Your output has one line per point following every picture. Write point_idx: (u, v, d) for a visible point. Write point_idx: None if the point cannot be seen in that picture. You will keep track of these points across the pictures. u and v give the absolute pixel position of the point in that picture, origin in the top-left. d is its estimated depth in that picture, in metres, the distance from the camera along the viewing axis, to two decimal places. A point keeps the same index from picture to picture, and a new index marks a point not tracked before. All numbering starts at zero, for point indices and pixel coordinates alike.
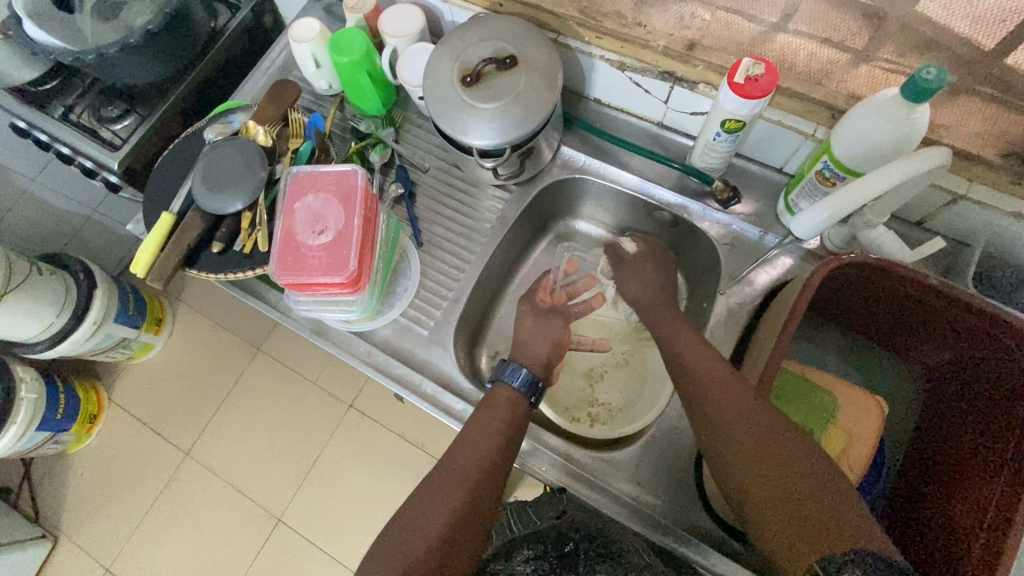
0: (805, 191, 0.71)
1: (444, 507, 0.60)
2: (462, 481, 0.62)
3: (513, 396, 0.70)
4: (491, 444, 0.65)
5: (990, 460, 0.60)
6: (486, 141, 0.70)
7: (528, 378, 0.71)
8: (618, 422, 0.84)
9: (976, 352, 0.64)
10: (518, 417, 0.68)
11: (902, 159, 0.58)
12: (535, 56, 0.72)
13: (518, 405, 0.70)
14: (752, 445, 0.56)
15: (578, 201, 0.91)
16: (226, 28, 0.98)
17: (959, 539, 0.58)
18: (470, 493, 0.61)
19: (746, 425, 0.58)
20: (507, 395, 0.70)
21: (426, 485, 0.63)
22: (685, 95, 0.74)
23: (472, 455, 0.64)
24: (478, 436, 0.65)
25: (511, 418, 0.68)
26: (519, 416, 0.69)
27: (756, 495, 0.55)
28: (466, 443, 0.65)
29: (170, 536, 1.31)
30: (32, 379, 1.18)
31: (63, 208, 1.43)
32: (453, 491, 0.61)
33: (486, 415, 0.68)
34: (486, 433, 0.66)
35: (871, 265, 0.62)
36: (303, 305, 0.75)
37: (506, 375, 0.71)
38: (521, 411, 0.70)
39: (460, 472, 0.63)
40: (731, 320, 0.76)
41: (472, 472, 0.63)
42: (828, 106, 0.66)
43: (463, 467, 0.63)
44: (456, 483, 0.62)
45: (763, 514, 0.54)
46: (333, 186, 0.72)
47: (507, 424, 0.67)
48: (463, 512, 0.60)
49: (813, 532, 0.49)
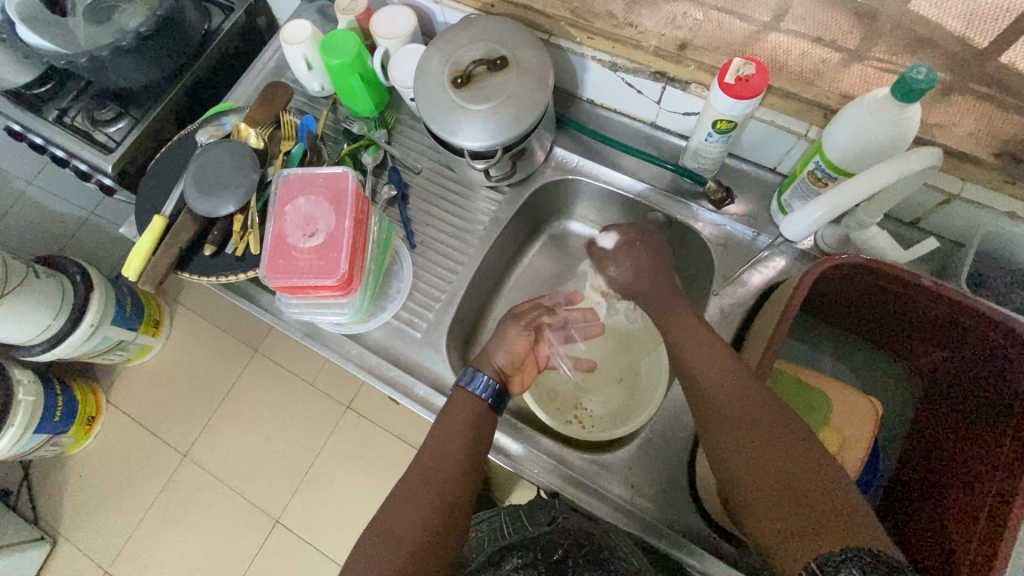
0: (798, 191, 0.71)
1: (423, 508, 0.60)
2: (435, 480, 0.62)
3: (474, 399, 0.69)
4: (460, 445, 0.65)
5: (984, 459, 0.60)
6: (477, 142, 0.70)
7: (485, 383, 0.69)
8: (606, 425, 0.83)
9: (970, 352, 0.64)
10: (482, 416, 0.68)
11: (893, 159, 0.57)
12: (526, 56, 0.72)
13: (480, 408, 0.68)
14: (751, 453, 0.56)
15: (572, 201, 0.91)
16: (220, 30, 0.98)
17: (953, 538, 0.58)
18: (442, 502, 0.61)
19: (745, 434, 0.57)
20: (467, 398, 0.69)
21: (400, 493, 0.62)
22: (677, 96, 0.74)
23: (443, 462, 0.64)
24: (449, 441, 0.65)
25: (481, 421, 0.68)
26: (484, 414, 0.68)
27: (756, 493, 0.54)
28: (436, 444, 0.65)
29: (169, 538, 1.31)
30: (30, 381, 1.18)
31: (60, 210, 1.43)
32: (427, 492, 0.61)
33: (454, 412, 0.68)
34: (453, 432, 0.66)
35: (863, 266, 0.62)
36: (295, 308, 0.75)
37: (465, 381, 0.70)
38: (487, 417, 0.69)
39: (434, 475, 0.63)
40: (725, 321, 0.76)
41: (442, 480, 0.62)
42: (820, 107, 0.65)
43: (434, 472, 0.63)
44: (428, 491, 0.62)
45: (764, 509, 0.53)
46: (324, 188, 0.72)
47: (474, 426, 0.67)
48: (442, 516, 0.60)
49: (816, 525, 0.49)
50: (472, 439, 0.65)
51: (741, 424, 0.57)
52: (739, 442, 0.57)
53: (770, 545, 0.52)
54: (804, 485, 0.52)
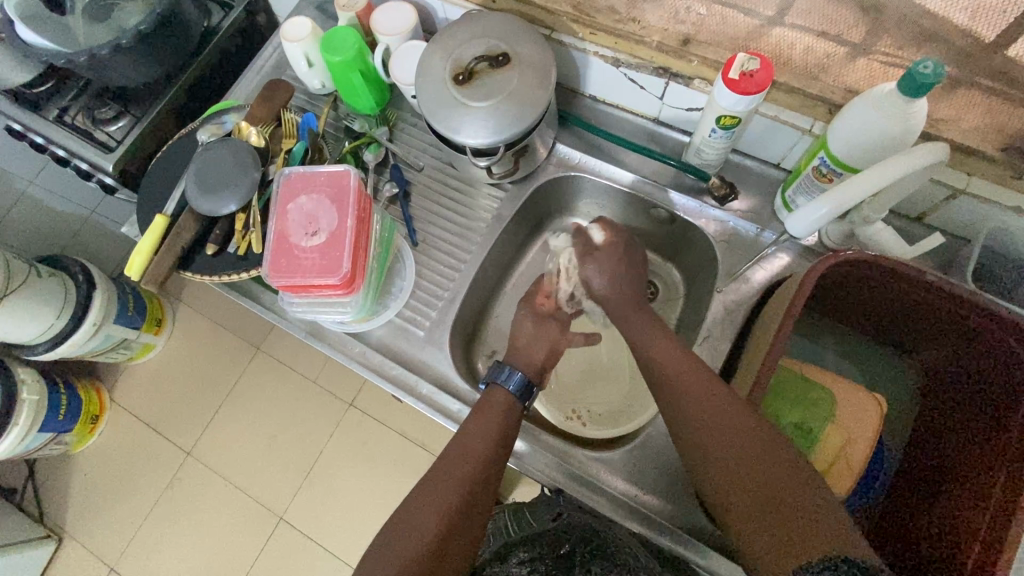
0: (802, 188, 0.70)
1: (438, 510, 0.60)
2: (456, 481, 0.62)
3: (506, 400, 0.70)
4: (480, 452, 0.64)
5: (988, 456, 0.59)
6: (478, 139, 0.69)
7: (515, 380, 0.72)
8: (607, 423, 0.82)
9: (975, 348, 0.63)
10: (510, 419, 0.69)
11: (899, 155, 0.57)
12: (527, 53, 0.71)
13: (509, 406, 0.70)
14: (739, 471, 0.56)
15: (575, 199, 0.90)
16: (220, 28, 0.98)
17: (958, 536, 0.58)
18: (467, 495, 0.61)
19: (725, 459, 0.57)
20: (503, 398, 0.71)
21: (421, 487, 0.62)
22: (681, 91, 0.73)
23: (465, 458, 0.64)
24: (475, 436, 0.66)
25: (507, 417, 0.69)
26: (513, 415, 0.70)
27: (747, 509, 0.55)
28: (462, 444, 0.65)
29: (173, 536, 1.32)
30: (33, 381, 1.19)
31: (62, 209, 1.43)
32: (447, 492, 0.61)
33: (484, 416, 0.68)
34: (479, 439, 0.66)
35: (869, 262, 0.62)
36: (298, 308, 0.74)
37: (501, 378, 0.72)
38: (517, 416, 0.71)
39: (452, 478, 0.63)
40: (728, 317, 0.75)
41: (462, 473, 0.63)
42: (825, 102, 0.65)
43: (460, 465, 0.64)
44: (446, 484, 0.62)
45: (753, 527, 0.53)
46: (326, 187, 0.71)
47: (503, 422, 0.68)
48: (456, 517, 0.59)
49: (798, 535, 0.50)
50: (500, 433, 0.66)
51: (732, 441, 0.57)
52: (745, 442, 0.56)
53: (763, 548, 0.52)
54: (791, 500, 0.52)
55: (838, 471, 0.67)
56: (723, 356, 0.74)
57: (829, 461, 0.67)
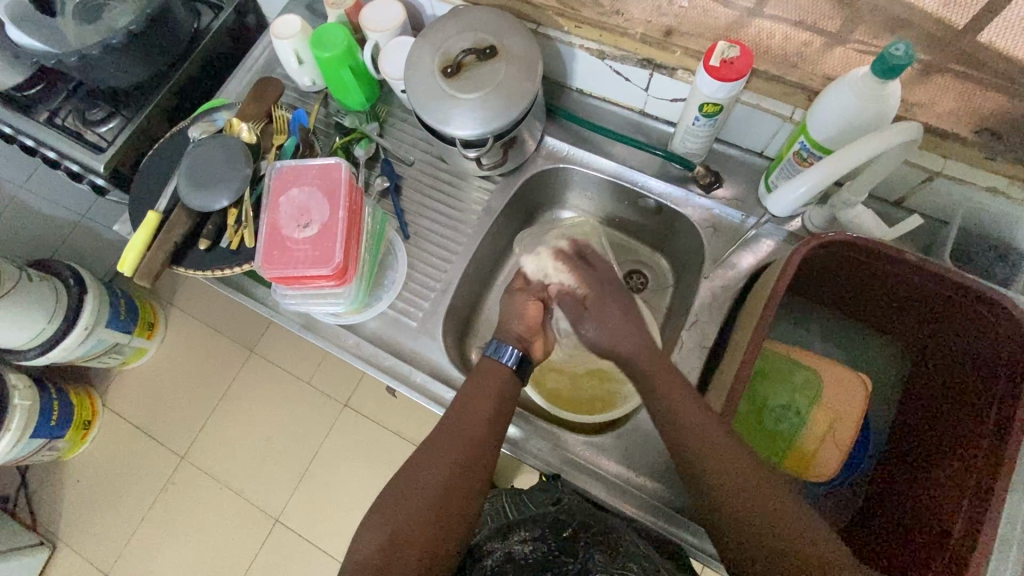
0: (784, 172, 0.72)
1: (431, 486, 0.61)
2: (451, 456, 0.63)
3: (502, 374, 0.69)
4: (474, 433, 0.64)
5: (973, 431, 0.61)
6: (467, 131, 0.71)
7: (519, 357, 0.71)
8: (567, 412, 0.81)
9: (956, 326, 0.65)
10: (508, 394, 0.68)
11: (876, 134, 0.58)
12: (514, 46, 0.73)
13: (506, 382, 0.69)
14: (728, 461, 0.57)
15: (565, 190, 0.92)
16: (210, 29, 0.99)
17: (943, 509, 0.59)
18: (454, 472, 0.62)
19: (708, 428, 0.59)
20: (497, 370, 0.70)
21: (417, 459, 0.64)
22: (664, 82, 0.75)
23: (464, 435, 0.64)
24: (472, 412, 0.65)
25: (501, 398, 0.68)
26: (508, 391, 0.68)
27: (721, 496, 0.57)
28: (458, 417, 0.65)
29: (168, 540, 1.31)
30: (26, 386, 1.18)
31: (52, 215, 1.43)
32: (440, 466, 0.62)
33: (480, 393, 0.67)
34: (476, 412, 0.65)
35: (849, 243, 0.63)
36: (291, 299, 0.75)
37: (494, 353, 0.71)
38: (515, 389, 0.70)
39: (448, 452, 0.63)
40: (715, 303, 0.77)
41: (456, 450, 0.63)
42: (803, 89, 0.67)
43: (456, 441, 0.64)
44: (442, 462, 0.62)
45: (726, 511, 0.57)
46: (317, 180, 0.72)
47: (497, 399, 0.67)
48: (445, 495, 0.60)
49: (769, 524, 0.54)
50: (496, 403, 0.67)
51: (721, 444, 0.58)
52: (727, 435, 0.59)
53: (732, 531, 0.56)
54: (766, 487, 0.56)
55: (825, 449, 0.68)
56: (712, 341, 0.75)
57: (818, 441, 0.69)
